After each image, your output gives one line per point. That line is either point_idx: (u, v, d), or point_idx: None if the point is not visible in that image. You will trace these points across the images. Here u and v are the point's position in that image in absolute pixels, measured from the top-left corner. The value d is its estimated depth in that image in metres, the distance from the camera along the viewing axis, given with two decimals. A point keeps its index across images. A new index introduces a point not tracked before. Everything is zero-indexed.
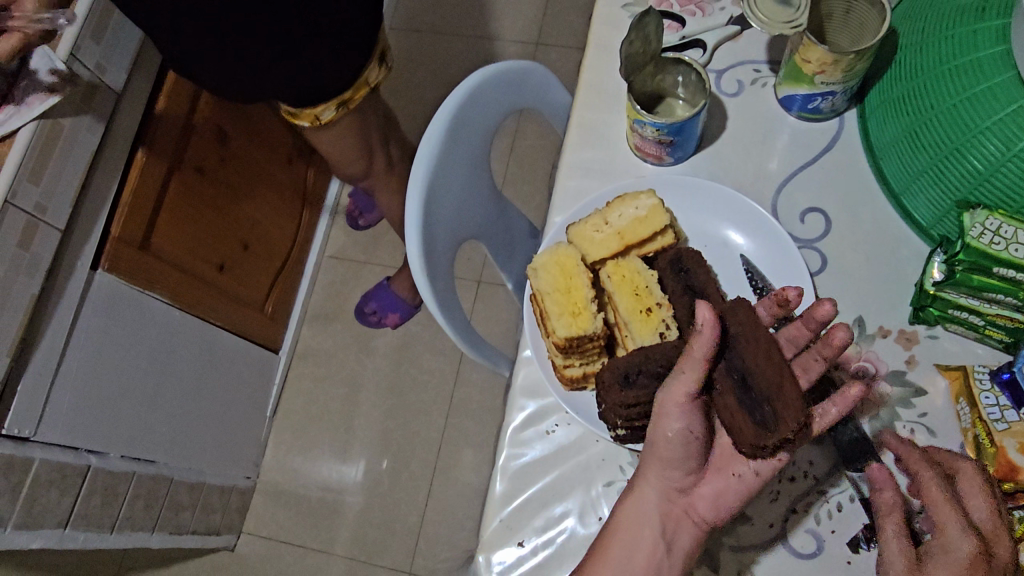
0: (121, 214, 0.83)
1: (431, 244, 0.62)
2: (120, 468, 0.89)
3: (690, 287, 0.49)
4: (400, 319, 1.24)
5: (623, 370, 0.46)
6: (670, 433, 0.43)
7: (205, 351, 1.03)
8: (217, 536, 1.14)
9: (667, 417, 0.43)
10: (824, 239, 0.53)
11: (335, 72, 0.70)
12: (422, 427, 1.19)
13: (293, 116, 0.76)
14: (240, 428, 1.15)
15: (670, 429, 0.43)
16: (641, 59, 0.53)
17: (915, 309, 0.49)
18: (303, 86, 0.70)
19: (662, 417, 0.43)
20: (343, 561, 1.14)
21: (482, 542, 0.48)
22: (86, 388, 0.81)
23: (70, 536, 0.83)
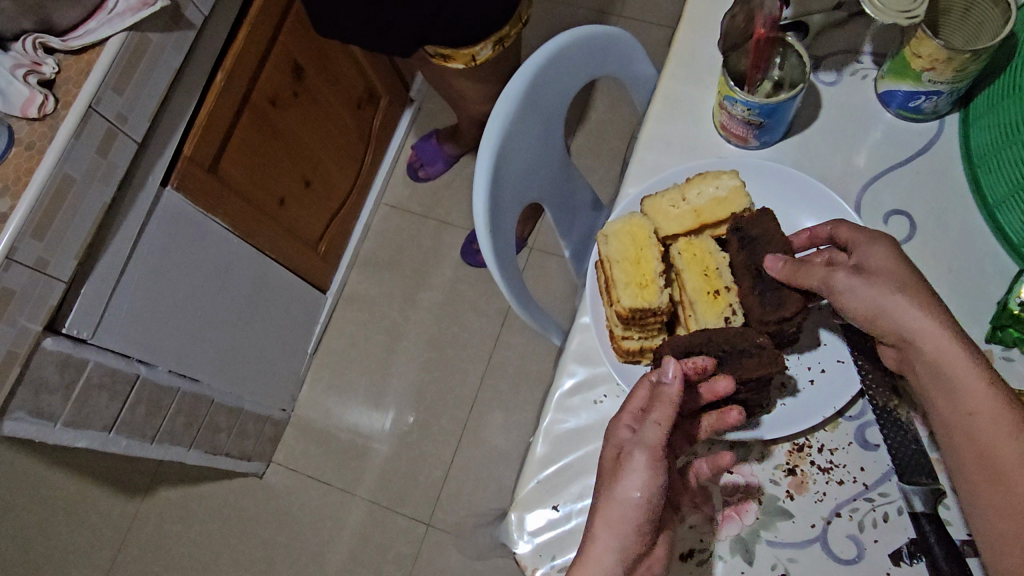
0: (193, 135, 0.85)
1: (497, 201, 0.61)
2: (166, 382, 0.92)
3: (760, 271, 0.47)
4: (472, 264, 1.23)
5: (682, 347, 0.45)
6: (639, 494, 0.40)
7: (257, 281, 1.05)
8: (249, 462, 1.17)
9: (638, 473, 0.40)
10: (907, 244, 0.51)
11: (472, 31, 0.80)
12: (457, 385, 1.20)
13: (451, 57, 0.86)
14: (281, 361, 1.18)
15: (640, 487, 0.40)
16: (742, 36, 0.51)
17: (994, 326, 0.47)
18: (437, 37, 0.80)
19: (628, 473, 0.41)
20: (365, 504, 1.16)
21: (517, 501, 0.48)
22: (143, 300, 0.83)
23: (113, 440, 0.86)
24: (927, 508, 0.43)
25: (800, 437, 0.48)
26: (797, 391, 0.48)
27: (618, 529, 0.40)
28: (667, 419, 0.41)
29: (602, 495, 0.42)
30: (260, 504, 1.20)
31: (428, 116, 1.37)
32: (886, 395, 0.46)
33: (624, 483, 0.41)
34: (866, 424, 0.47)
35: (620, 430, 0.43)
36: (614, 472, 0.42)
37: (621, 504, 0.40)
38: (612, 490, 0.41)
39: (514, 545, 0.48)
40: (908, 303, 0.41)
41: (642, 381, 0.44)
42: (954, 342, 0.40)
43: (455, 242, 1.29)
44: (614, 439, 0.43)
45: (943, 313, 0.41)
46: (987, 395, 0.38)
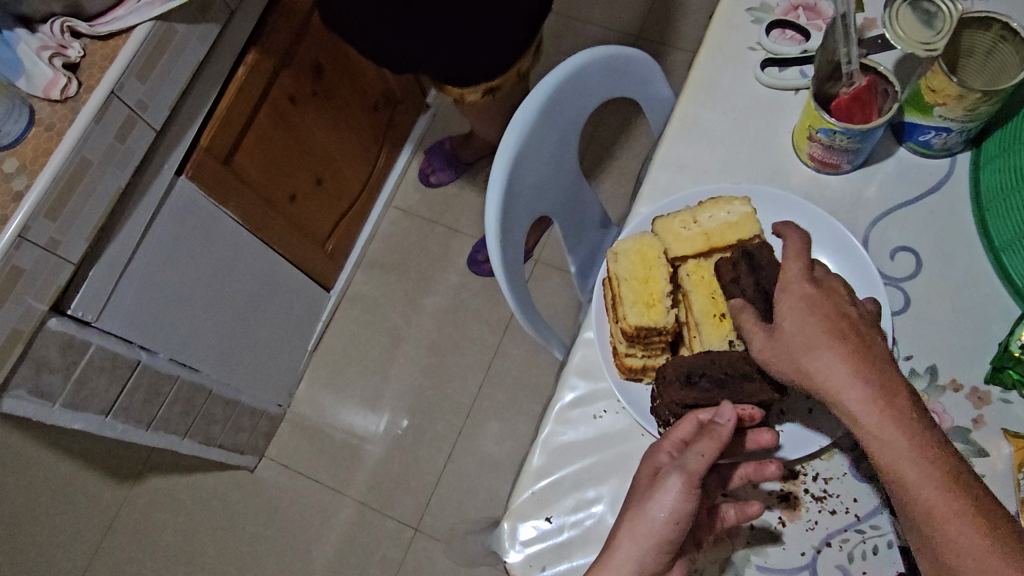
0: (210, 127, 0.85)
1: (508, 212, 0.62)
2: (166, 370, 0.92)
3: None
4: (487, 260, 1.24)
5: (687, 368, 0.44)
6: (666, 515, 0.40)
7: (262, 275, 1.05)
8: (241, 455, 1.17)
9: (668, 493, 0.40)
10: (911, 280, 0.50)
11: (483, 64, 0.82)
12: (455, 391, 1.20)
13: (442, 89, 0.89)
14: (281, 356, 1.18)
15: (668, 508, 0.40)
16: (827, 68, 0.51)
17: (994, 367, 0.47)
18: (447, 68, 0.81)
19: (659, 493, 0.40)
20: (355, 504, 1.16)
21: (511, 510, 0.49)
22: (148, 286, 0.84)
23: (109, 424, 0.86)
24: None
25: (796, 464, 0.48)
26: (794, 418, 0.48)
27: (640, 544, 0.40)
28: (712, 452, 0.40)
29: (631, 509, 0.42)
30: (249, 497, 1.20)
31: (443, 123, 1.38)
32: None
33: (653, 501, 0.40)
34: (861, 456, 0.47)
35: (661, 454, 0.42)
36: (649, 488, 0.41)
37: (648, 521, 0.40)
38: (642, 505, 0.41)
39: (506, 554, 0.48)
40: (806, 353, 0.39)
41: (689, 415, 0.43)
42: (853, 392, 0.37)
43: (462, 250, 1.29)
44: (652, 459, 0.43)
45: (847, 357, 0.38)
46: (899, 448, 0.36)
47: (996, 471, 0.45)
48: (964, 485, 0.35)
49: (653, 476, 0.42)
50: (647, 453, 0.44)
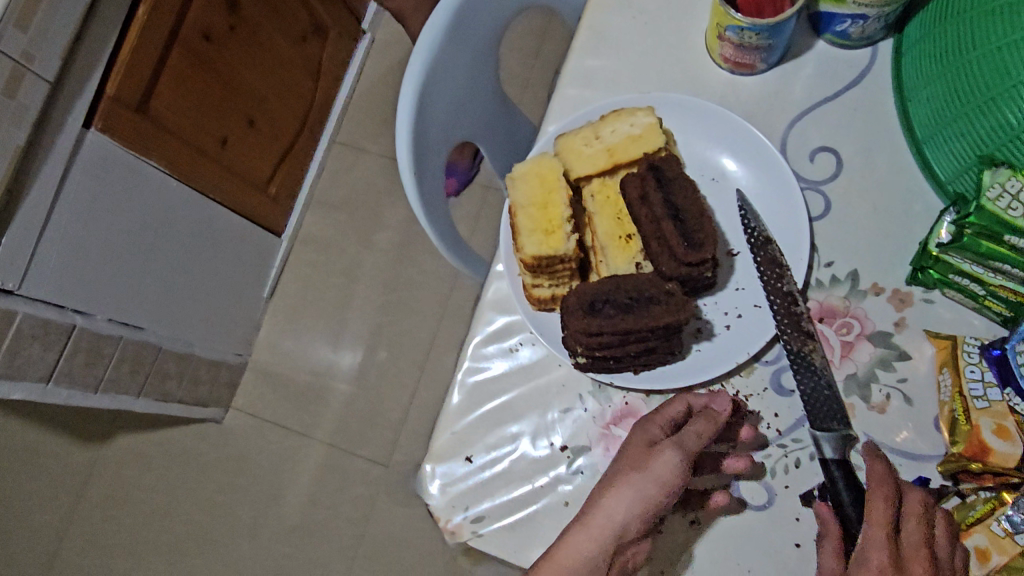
0: (117, 74, 0.80)
1: (420, 144, 0.59)
2: (107, 331, 0.90)
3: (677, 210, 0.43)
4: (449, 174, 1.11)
5: (590, 296, 0.42)
6: (662, 488, 0.39)
7: (200, 225, 1.02)
8: (204, 408, 1.16)
9: (667, 461, 0.40)
10: (831, 182, 0.48)
11: None
12: (415, 326, 1.18)
13: None
14: (234, 307, 1.16)
15: (666, 477, 0.40)
16: None
17: (914, 269, 0.45)
18: None
19: (658, 459, 0.40)
20: (324, 447, 1.16)
21: (431, 451, 0.48)
22: (71, 248, 0.81)
23: (52, 391, 0.85)
24: (836, 455, 0.43)
25: (716, 383, 0.46)
26: (713, 336, 0.46)
27: (630, 504, 0.39)
28: (708, 432, 0.41)
29: (621, 472, 0.41)
30: (218, 447, 1.20)
31: (381, 49, 1.31)
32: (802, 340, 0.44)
33: (652, 468, 0.40)
34: (782, 369, 0.46)
35: (652, 428, 0.43)
36: (643, 456, 0.41)
37: (642, 489, 0.39)
38: (637, 471, 0.40)
39: (428, 496, 0.47)
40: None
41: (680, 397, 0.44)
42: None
43: None
44: (645, 433, 0.42)
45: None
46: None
47: (917, 374, 0.44)
48: None
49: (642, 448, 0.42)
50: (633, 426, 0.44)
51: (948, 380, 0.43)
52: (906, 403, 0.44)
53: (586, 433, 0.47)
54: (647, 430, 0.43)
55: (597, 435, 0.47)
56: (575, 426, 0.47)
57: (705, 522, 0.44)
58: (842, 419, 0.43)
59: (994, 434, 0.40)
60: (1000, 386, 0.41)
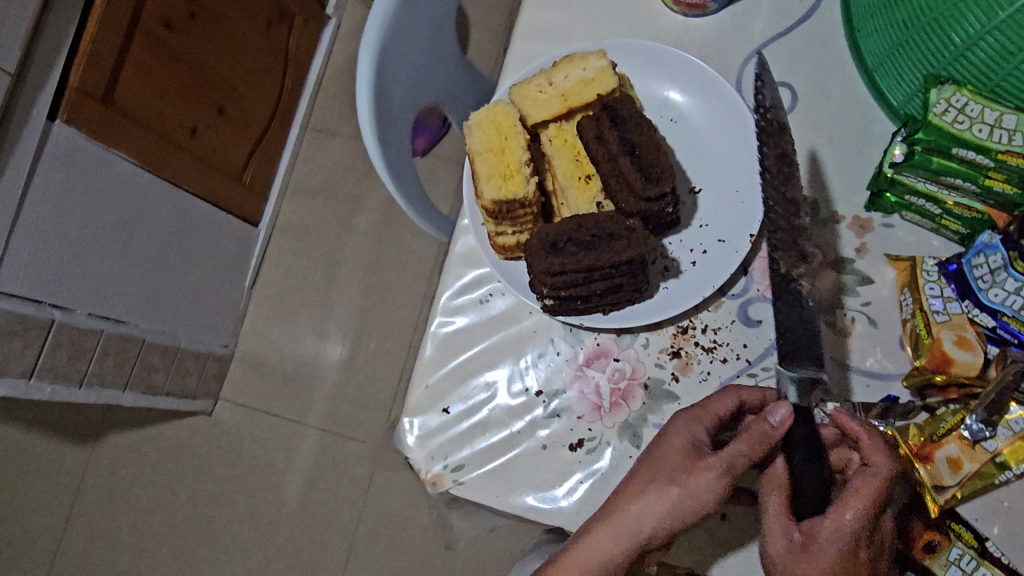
0: (78, 64, 0.80)
1: (383, 109, 0.59)
2: (87, 325, 0.90)
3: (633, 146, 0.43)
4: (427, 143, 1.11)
5: (551, 237, 0.42)
6: (696, 506, 0.40)
7: (177, 216, 1.01)
8: (193, 400, 1.16)
9: (704, 480, 0.40)
10: (787, 116, 0.48)
11: None
12: (400, 307, 1.19)
13: None
14: (216, 298, 1.16)
15: (703, 499, 0.40)
16: None
17: (872, 195, 0.45)
18: None
19: (698, 476, 0.40)
20: (316, 432, 1.17)
21: (408, 406, 0.48)
22: (44, 241, 0.80)
23: (36, 387, 0.85)
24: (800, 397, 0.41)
25: (685, 319, 0.47)
26: (680, 274, 0.47)
27: (656, 517, 0.40)
28: (753, 452, 0.40)
29: (652, 479, 0.41)
30: (211, 439, 1.20)
31: (348, 33, 1.31)
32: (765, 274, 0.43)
33: (687, 486, 0.40)
34: (750, 300, 0.46)
35: (698, 429, 0.42)
36: (684, 469, 0.41)
37: (674, 504, 0.40)
38: (672, 485, 0.40)
39: (408, 449, 0.48)
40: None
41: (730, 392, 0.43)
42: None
43: None
44: (688, 437, 0.42)
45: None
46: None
47: (880, 296, 0.45)
48: None
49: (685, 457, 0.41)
50: (679, 420, 0.43)
51: (910, 300, 0.44)
52: (872, 325, 0.45)
53: (561, 377, 0.48)
54: (694, 434, 0.42)
55: (571, 377, 0.48)
56: (550, 370, 0.48)
57: None
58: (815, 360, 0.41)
59: (956, 345, 0.41)
60: (959, 300, 0.42)
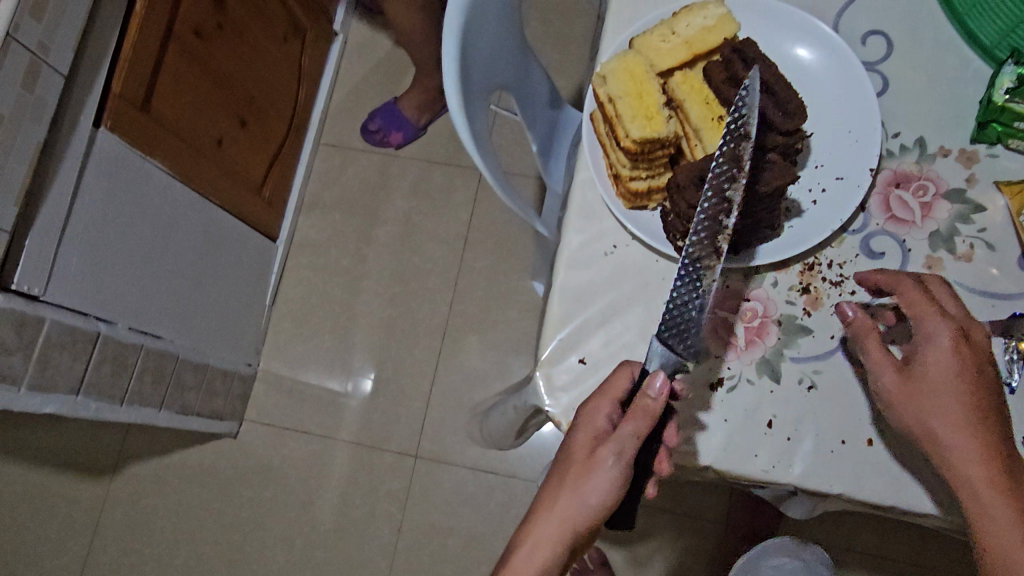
0: (121, 70, 0.79)
1: (466, 84, 0.59)
2: (129, 339, 0.88)
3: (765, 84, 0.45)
4: (402, 139, 1.23)
5: (698, 171, 0.43)
6: (601, 499, 0.42)
7: (208, 229, 1.00)
8: (221, 421, 1.12)
9: (609, 473, 0.42)
10: (886, 61, 0.50)
11: None
12: (426, 315, 1.18)
13: None
14: (240, 315, 1.13)
15: (607, 487, 0.42)
16: None
17: (979, 126, 0.48)
18: None
19: (600, 471, 0.42)
20: (349, 446, 1.15)
21: (542, 360, 0.49)
22: (90, 251, 0.78)
23: (82, 403, 0.82)
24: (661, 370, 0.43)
25: (809, 257, 0.49)
26: (802, 213, 0.48)
27: (569, 517, 0.43)
28: (642, 431, 0.42)
29: (564, 480, 0.44)
30: (237, 464, 1.17)
31: (355, 49, 1.31)
32: (705, 253, 0.43)
33: (592, 483, 0.42)
34: (870, 235, 0.48)
35: (602, 416, 0.44)
36: (585, 466, 0.43)
37: (582, 504, 0.42)
38: (579, 484, 0.43)
39: (545, 405, 0.48)
40: (961, 421, 0.41)
41: (624, 372, 0.45)
42: (998, 481, 0.39)
43: (403, 174, 1.24)
44: (589, 428, 0.44)
45: (1009, 460, 0.40)
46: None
47: (995, 222, 0.47)
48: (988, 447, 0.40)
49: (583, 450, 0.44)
50: (583, 409, 0.45)
51: None
52: (990, 249, 0.47)
53: None
54: (594, 424, 0.44)
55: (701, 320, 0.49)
56: None
57: (821, 385, 0.47)
58: (689, 348, 0.43)
59: None
60: None
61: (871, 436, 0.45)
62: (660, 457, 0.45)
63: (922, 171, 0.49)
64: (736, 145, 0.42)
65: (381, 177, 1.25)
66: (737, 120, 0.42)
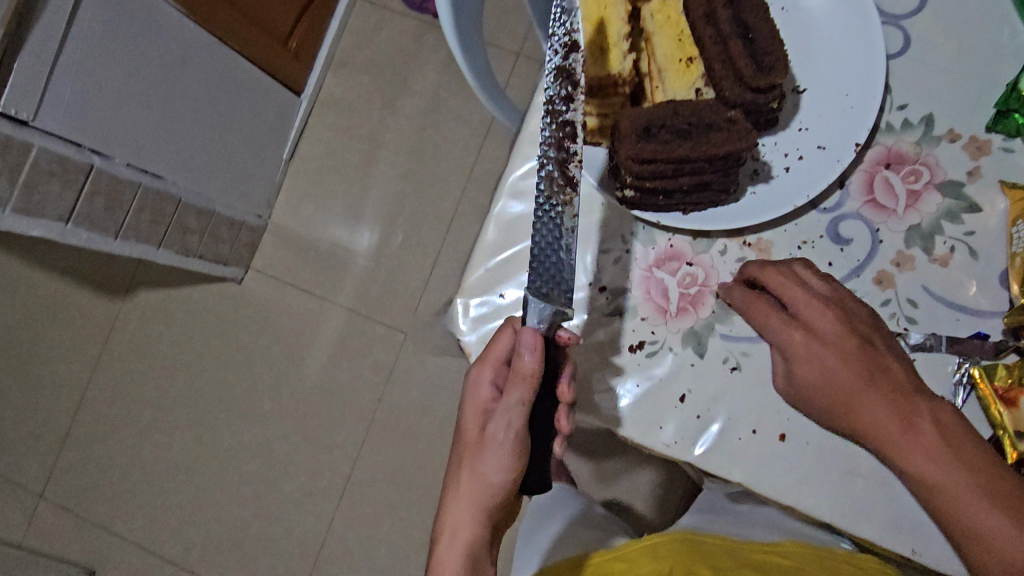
0: None
1: None
2: (125, 176, 0.89)
3: (746, 28, 0.40)
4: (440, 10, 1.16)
5: (646, 120, 0.39)
6: (504, 474, 0.44)
7: (222, 75, 0.96)
8: (224, 267, 1.16)
9: (504, 450, 0.44)
10: (914, 17, 0.44)
11: None
12: (437, 196, 1.15)
13: None
14: (251, 167, 1.13)
15: (506, 463, 0.44)
16: None
17: (997, 112, 0.42)
18: None
19: (495, 449, 0.44)
20: (344, 312, 1.17)
21: (464, 287, 0.47)
22: (89, 84, 0.76)
23: (72, 232, 0.86)
24: (540, 324, 0.42)
25: (766, 231, 0.45)
26: (770, 179, 0.44)
27: (478, 500, 0.45)
28: (528, 395, 0.42)
29: (467, 465, 0.45)
30: (238, 308, 1.21)
31: None
32: (561, 188, 0.42)
33: (491, 463, 0.44)
34: (841, 217, 0.44)
35: (487, 387, 0.44)
36: (482, 446, 0.44)
37: (486, 483, 0.44)
38: (480, 468, 0.44)
39: (460, 332, 0.47)
40: (867, 425, 0.40)
41: (504, 330, 0.44)
42: (932, 462, 0.38)
43: (438, 44, 1.18)
44: (479, 404, 0.45)
45: (922, 414, 0.39)
46: (1007, 524, 0.36)
47: (987, 227, 0.42)
48: (912, 434, 0.39)
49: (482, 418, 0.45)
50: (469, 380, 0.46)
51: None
52: (972, 256, 0.42)
53: (628, 276, 0.47)
54: (481, 397, 0.45)
55: (638, 276, 0.47)
56: (617, 268, 0.47)
57: (746, 369, 0.44)
58: (565, 293, 0.42)
59: None
60: None
61: (784, 432, 0.43)
62: (561, 416, 0.45)
63: (920, 154, 0.44)
64: (563, 62, 0.41)
65: (414, 44, 1.19)
66: (560, 36, 0.41)
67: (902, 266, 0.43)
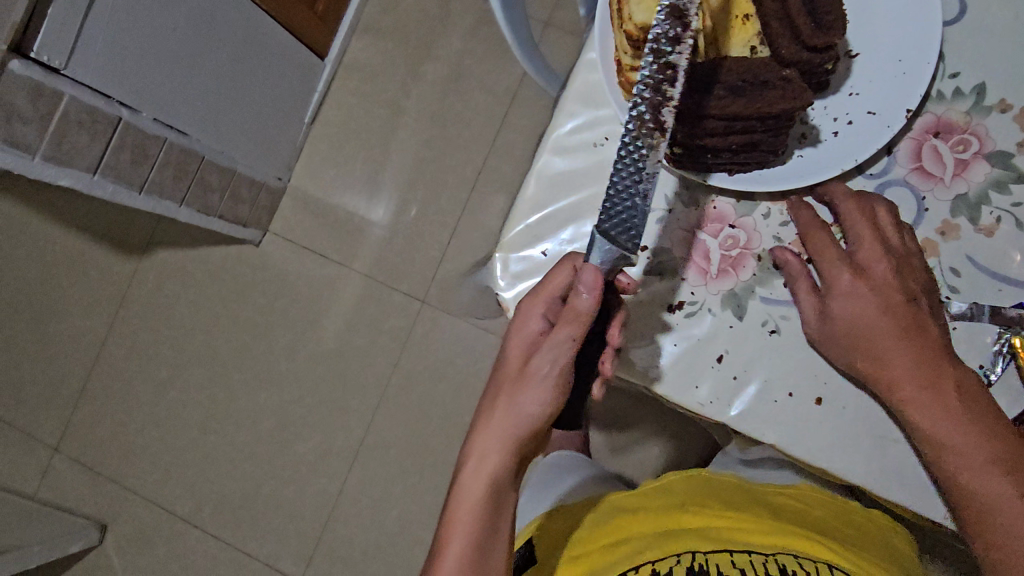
0: None
1: None
2: (152, 131, 0.89)
3: None
4: None
5: (701, 77, 0.41)
6: (542, 406, 0.46)
7: (250, 32, 0.95)
8: (244, 228, 1.16)
9: (548, 384, 0.45)
10: None
11: None
12: (458, 164, 1.15)
13: None
14: (274, 129, 1.13)
15: (548, 398, 0.45)
16: None
17: None
18: None
19: (540, 382, 0.46)
20: (361, 277, 1.17)
21: (504, 242, 0.50)
22: (120, 37, 0.75)
23: (99, 183, 0.86)
24: (603, 264, 0.42)
25: (808, 197, 0.48)
26: (817, 143, 0.45)
27: (513, 430, 0.46)
28: (580, 333, 0.44)
29: (507, 395, 0.47)
30: (254, 270, 1.21)
31: None
32: (649, 131, 0.41)
33: (533, 394, 0.46)
34: (887, 185, 0.47)
35: (538, 320, 0.46)
36: (526, 377, 0.46)
37: (523, 413, 0.46)
38: (520, 398, 0.46)
39: (498, 286, 0.50)
40: (887, 383, 0.42)
41: (563, 265, 0.46)
42: (945, 430, 0.41)
43: (465, 11, 1.17)
44: (528, 336, 0.47)
45: (943, 377, 0.42)
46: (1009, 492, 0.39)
47: None
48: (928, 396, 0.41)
49: (531, 348, 0.47)
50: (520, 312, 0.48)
51: None
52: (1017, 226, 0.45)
53: (673, 238, 0.50)
54: (532, 329, 0.47)
55: (678, 236, 0.50)
56: (660, 228, 0.50)
57: (784, 331, 0.47)
58: (633, 239, 0.41)
59: None
60: None
61: (821, 395, 0.46)
62: (606, 359, 0.47)
63: (970, 124, 0.46)
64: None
65: (440, 10, 1.18)
66: None
67: (946, 235, 0.46)
